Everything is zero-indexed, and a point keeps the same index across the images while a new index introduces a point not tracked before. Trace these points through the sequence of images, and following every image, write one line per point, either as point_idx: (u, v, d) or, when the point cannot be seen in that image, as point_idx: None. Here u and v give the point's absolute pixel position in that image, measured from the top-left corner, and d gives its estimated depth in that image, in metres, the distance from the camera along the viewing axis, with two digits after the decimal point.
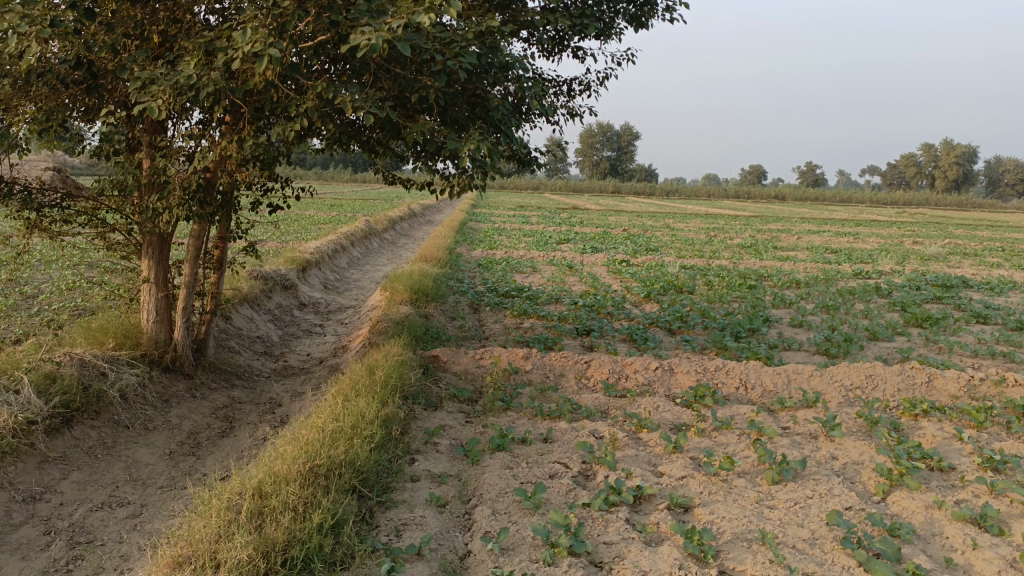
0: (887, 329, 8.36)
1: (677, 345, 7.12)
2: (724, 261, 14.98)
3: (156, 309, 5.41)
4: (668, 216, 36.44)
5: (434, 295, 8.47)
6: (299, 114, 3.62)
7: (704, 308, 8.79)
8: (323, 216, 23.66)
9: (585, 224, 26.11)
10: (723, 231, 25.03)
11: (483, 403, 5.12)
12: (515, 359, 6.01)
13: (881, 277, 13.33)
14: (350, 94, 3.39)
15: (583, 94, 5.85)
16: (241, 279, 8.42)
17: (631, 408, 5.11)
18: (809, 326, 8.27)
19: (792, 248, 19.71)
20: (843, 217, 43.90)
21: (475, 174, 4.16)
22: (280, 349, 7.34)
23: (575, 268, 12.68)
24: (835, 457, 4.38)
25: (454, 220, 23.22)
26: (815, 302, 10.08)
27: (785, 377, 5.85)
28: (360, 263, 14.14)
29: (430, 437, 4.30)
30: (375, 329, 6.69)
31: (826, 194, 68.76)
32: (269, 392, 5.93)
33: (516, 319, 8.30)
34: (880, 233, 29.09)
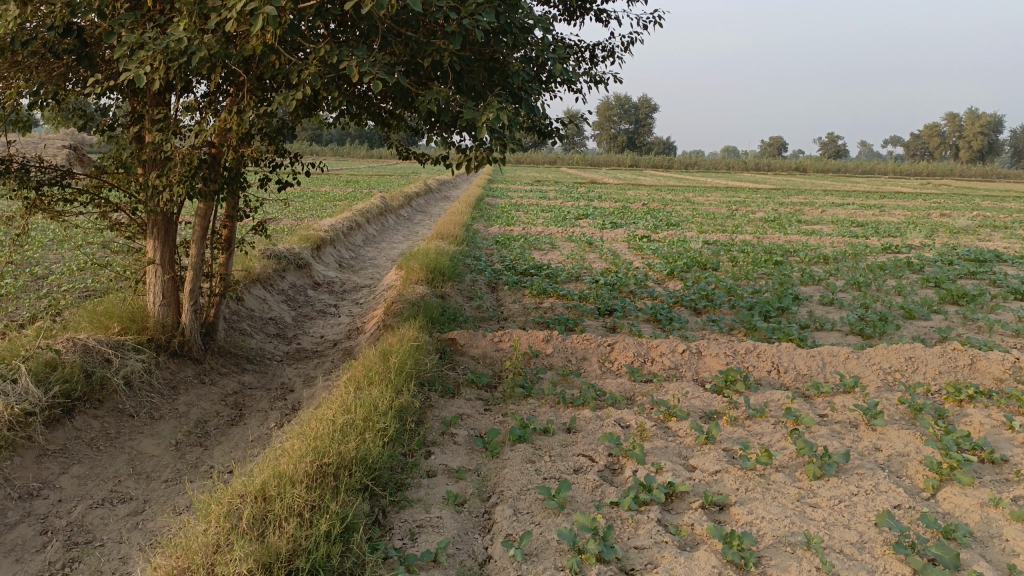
0: (922, 306, 8.01)
1: (704, 325, 6.83)
2: (748, 236, 14.59)
3: (162, 292, 5.19)
4: (688, 190, 35.87)
5: (451, 274, 8.23)
6: (303, 85, 3.34)
7: (731, 286, 8.47)
8: (339, 192, 23.46)
9: (604, 199, 25.69)
10: (745, 205, 24.54)
11: (502, 390, 4.88)
12: (535, 342, 5.75)
13: (911, 251, 12.90)
14: (356, 60, 3.11)
15: (607, 61, 5.53)
16: (254, 258, 8.21)
17: (658, 395, 4.85)
18: (841, 304, 7.94)
19: (816, 221, 19.24)
20: (866, 189, 43.09)
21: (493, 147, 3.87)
22: (293, 331, 7.13)
23: (595, 245, 12.38)
24: (878, 449, 4.10)
25: (471, 195, 22.91)
26: (844, 278, 9.73)
27: (819, 360, 5.56)
28: (375, 241, 13.90)
29: (447, 427, 4.07)
30: (391, 311, 6.46)
31: (849, 166, 67.58)
32: (280, 376, 5.73)
33: (535, 299, 8.04)
34: (906, 206, 28.39)
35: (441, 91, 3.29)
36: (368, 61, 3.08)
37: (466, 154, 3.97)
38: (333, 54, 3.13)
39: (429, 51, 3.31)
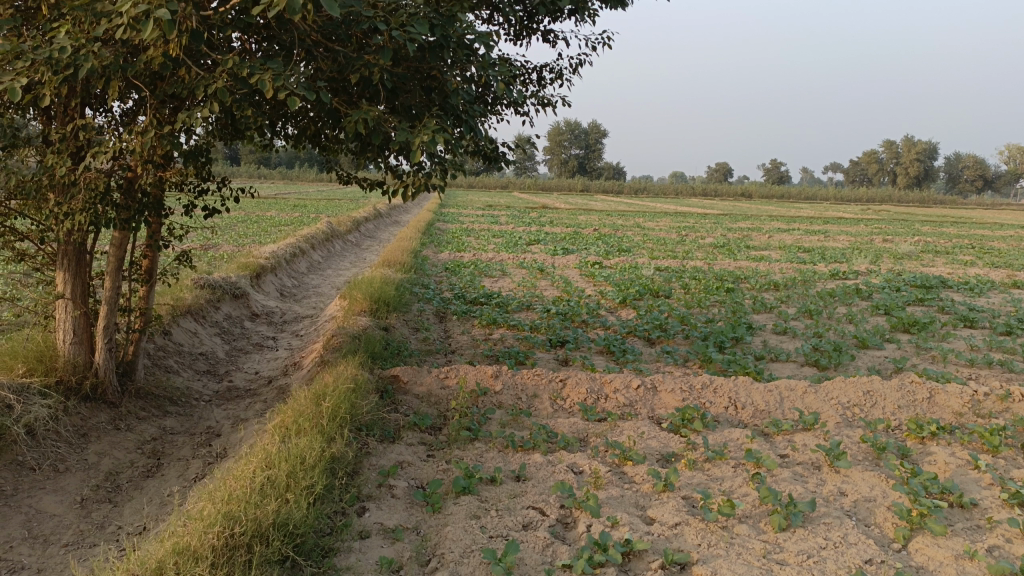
0: (875, 335, 7.94)
1: (658, 357, 6.61)
2: (699, 262, 14.55)
3: (73, 329, 4.75)
4: (638, 214, 36.11)
5: (396, 304, 7.87)
6: (213, 100, 3.02)
7: (684, 315, 8.30)
8: (285, 217, 22.87)
9: (555, 223, 25.61)
10: (695, 231, 24.70)
11: (447, 432, 4.54)
12: (483, 378, 5.44)
13: (859, 278, 12.98)
14: (274, 74, 2.79)
15: (556, 83, 5.32)
16: (185, 289, 7.74)
17: (613, 436, 4.57)
18: (794, 332, 7.82)
19: (765, 247, 19.39)
20: (810, 214, 44.04)
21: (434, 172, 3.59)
22: (224, 367, 6.70)
23: (546, 272, 12.15)
24: (844, 495, 3.89)
25: (421, 220, 22.58)
26: (796, 305, 9.65)
27: (777, 395, 5.37)
28: (320, 268, 13.44)
29: (385, 478, 3.71)
30: (329, 346, 6.08)
31: (793, 192, 69.19)
32: (207, 419, 5.31)
33: (485, 329, 7.73)
34: (850, 232, 28.97)
35: (372, 110, 3.00)
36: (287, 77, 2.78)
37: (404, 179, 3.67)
38: (248, 68, 2.82)
39: (358, 67, 3.02)
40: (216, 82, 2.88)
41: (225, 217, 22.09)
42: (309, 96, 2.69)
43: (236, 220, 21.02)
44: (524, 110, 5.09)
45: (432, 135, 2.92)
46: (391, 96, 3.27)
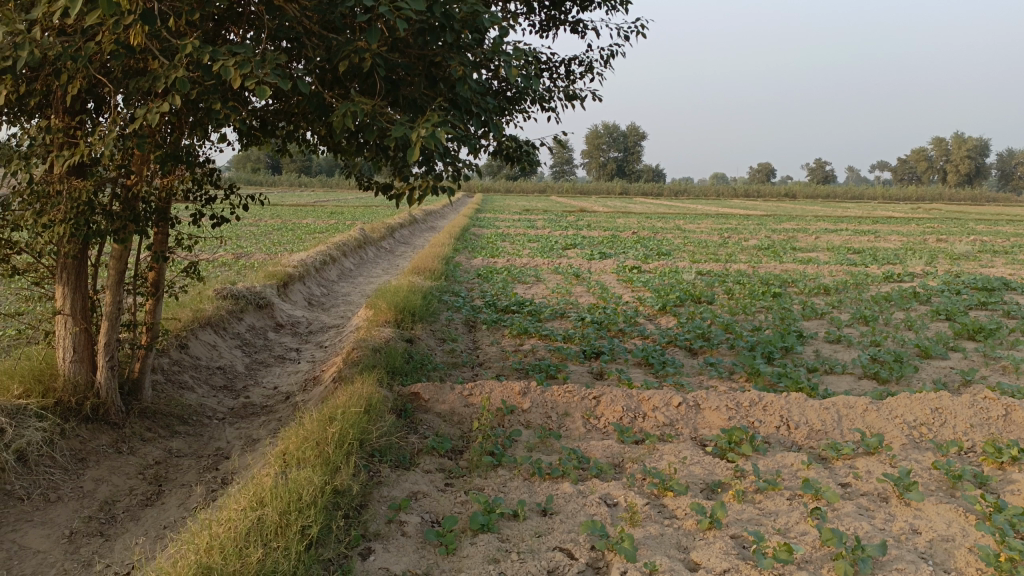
0: (938, 343, 7.34)
1: (700, 369, 6.13)
2: (743, 265, 13.95)
3: (74, 346, 4.50)
4: (680, 216, 35.36)
5: (423, 313, 7.51)
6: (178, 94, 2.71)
7: (728, 322, 7.79)
8: (321, 224, 22.83)
9: (593, 227, 25.15)
10: (737, 232, 24.01)
11: (467, 458, 4.15)
12: (510, 395, 5.03)
13: (914, 280, 12.28)
14: (241, 59, 2.46)
15: (586, 76, 4.91)
16: (205, 300, 7.50)
17: (651, 461, 4.13)
18: (849, 341, 7.25)
19: (813, 249, 18.58)
20: (856, 215, 42.79)
21: (443, 170, 3.21)
22: (243, 381, 6.42)
23: (582, 277, 11.71)
24: (917, 532, 3.40)
25: (456, 225, 22.31)
26: (849, 311, 9.06)
27: (834, 414, 4.87)
28: (352, 276, 13.18)
29: (394, 513, 3.33)
30: (348, 360, 5.74)
31: (838, 191, 67.56)
32: (217, 439, 5.00)
33: (515, 339, 7.33)
34: (902, 232, 27.85)
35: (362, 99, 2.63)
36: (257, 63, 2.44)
37: (410, 178, 3.31)
38: (215, 53, 2.49)
39: (345, 52, 2.68)
40: (173, 71, 2.55)
41: (262, 225, 22.08)
42: (282, 84, 2.35)
43: (272, 228, 20.99)
44: (550, 105, 4.70)
45: (431, 126, 2.53)
46: (390, 86, 2.91)
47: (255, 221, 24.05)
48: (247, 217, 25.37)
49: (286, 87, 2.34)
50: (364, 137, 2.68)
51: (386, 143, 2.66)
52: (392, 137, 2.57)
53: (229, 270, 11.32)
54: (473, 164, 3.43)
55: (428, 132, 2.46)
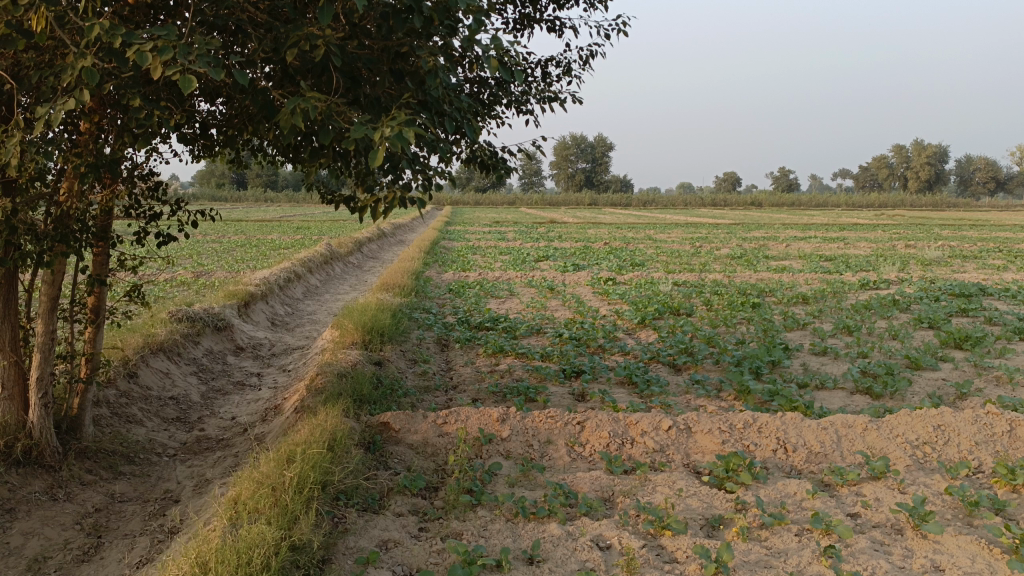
0: (926, 353, 7.12)
1: (687, 388, 5.82)
2: (718, 274, 13.77)
3: (3, 382, 4.03)
4: (650, 226, 35.26)
5: (392, 333, 7.11)
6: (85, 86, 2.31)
7: (710, 335, 7.50)
8: (287, 240, 22.29)
9: (564, 238, 24.92)
10: (708, 241, 23.95)
11: (443, 497, 3.75)
12: (488, 423, 4.66)
13: (891, 288, 12.16)
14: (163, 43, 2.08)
15: (563, 78, 4.60)
16: (158, 324, 7.03)
17: (645, 495, 3.78)
18: (836, 352, 7.00)
19: (786, 257, 18.42)
20: (822, 222, 43.22)
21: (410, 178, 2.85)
22: (199, 410, 5.98)
23: (556, 290, 11.39)
24: (940, 569, 3.10)
25: (425, 238, 21.93)
26: (831, 321, 8.85)
27: (833, 434, 4.60)
28: (317, 293, 12.70)
29: (362, 569, 2.93)
30: (312, 387, 5.33)
31: (804, 199, 68.39)
32: (167, 480, 4.56)
33: (491, 358, 6.96)
34: (871, 239, 27.97)
35: (314, 94, 2.26)
36: (181, 48, 2.06)
37: (372, 186, 2.95)
38: (128, 36, 2.10)
39: (294, 39, 2.32)
40: (79, 60, 2.15)
41: (225, 242, 21.44)
42: (214, 73, 1.98)
43: (235, 245, 20.43)
44: (526, 110, 4.38)
45: (397, 126, 2.17)
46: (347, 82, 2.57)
47: (219, 237, 23.42)
48: (210, 234, 24.69)
49: (219, 77, 1.97)
50: (318, 139, 2.32)
51: (343, 146, 2.29)
52: (351, 137, 2.21)
53: (188, 290, 10.81)
54: (443, 171, 3.08)
55: (393, 132, 2.10)
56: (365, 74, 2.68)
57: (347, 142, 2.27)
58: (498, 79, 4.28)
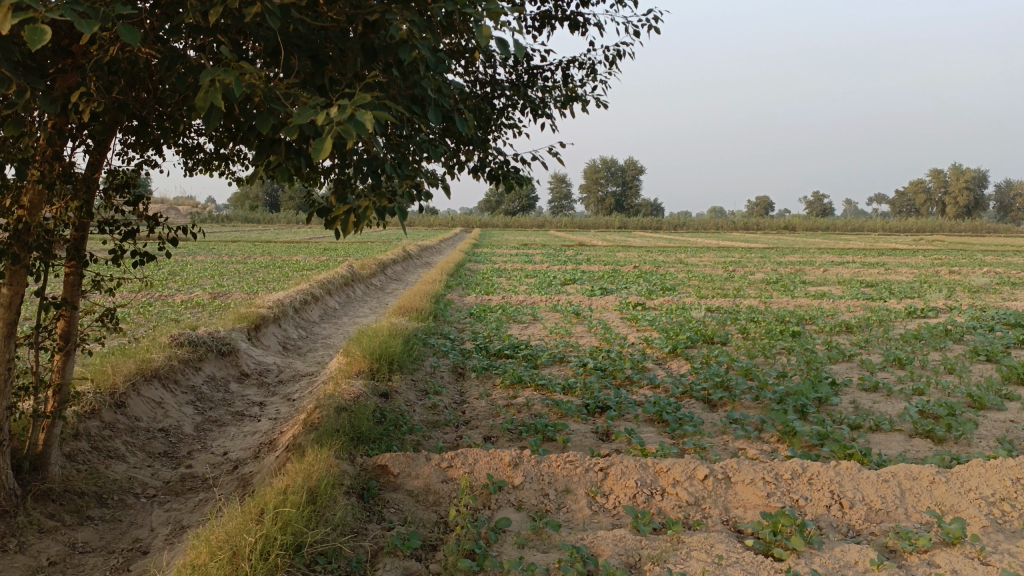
0: (990, 391, 6.42)
1: (725, 428, 5.21)
2: (753, 300, 13.11)
3: None
4: (682, 250, 34.44)
5: (403, 360, 6.62)
6: None
7: (748, 368, 6.88)
8: (310, 261, 22.01)
9: (592, 261, 24.39)
10: (742, 266, 23.24)
11: (440, 559, 3.21)
12: (499, 468, 4.12)
13: (940, 317, 11.42)
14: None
15: (587, 80, 4.11)
16: (155, 349, 6.64)
17: (678, 561, 3.21)
18: (888, 390, 6.36)
19: (825, 283, 17.61)
20: (859, 246, 42.12)
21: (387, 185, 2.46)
22: (191, 444, 5.52)
23: (582, 315, 10.84)
24: None
25: (450, 261, 21.52)
26: (880, 352, 8.18)
27: (895, 488, 4.00)
28: (335, 316, 12.27)
29: None
30: (308, 421, 4.84)
31: (838, 223, 67.10)
32: (139, 527, 4.10)
33: (508, 390, 6.42)
34: (914, 265, 26.89)
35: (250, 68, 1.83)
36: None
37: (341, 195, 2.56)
38: None
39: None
40: None
41: (248, 264, 21.25)
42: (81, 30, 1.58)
43: (259, 266, 20.18)
44: (544, 116, 3.90)
45: (351, 112, 1.70)
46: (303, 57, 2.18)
47: (244, 258, 23.24)
48: (235, 256, 24.56)
49: (85, 31, 1.66)
50: (256, 125, 1.88)
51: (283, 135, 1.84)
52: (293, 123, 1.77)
53: (201, 313, 10.46)
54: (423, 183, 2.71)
55: (341, 117, 1.66)
56: (330, 51, 2.25)
57: (291, 131, 1.83)
58: (513, 82, 3.82)
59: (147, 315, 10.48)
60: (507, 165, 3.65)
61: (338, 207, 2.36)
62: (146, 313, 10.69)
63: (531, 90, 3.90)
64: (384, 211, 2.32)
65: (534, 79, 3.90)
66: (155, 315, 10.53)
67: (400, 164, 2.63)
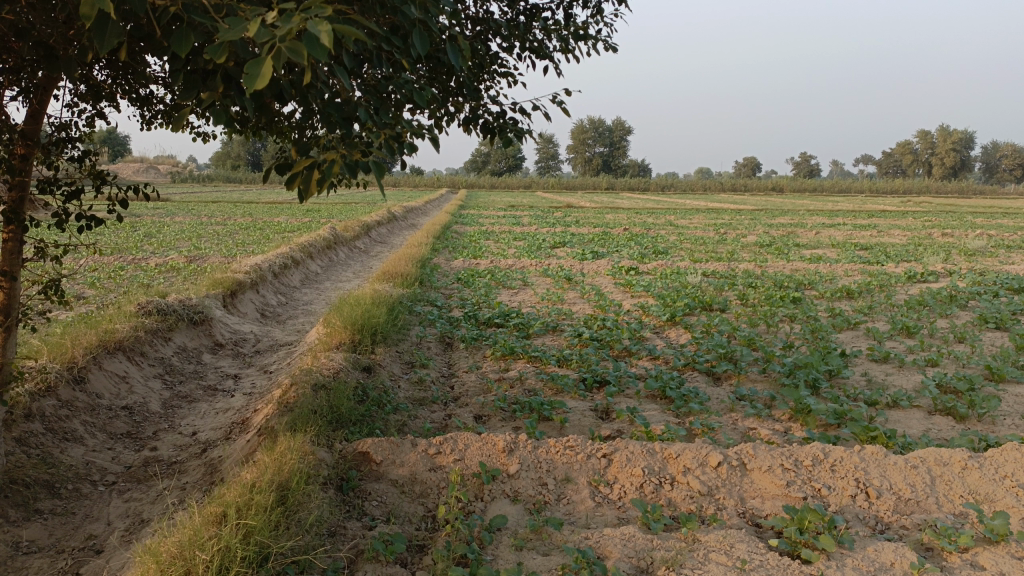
0: (1006, 363, 6.09)
1: (733, 405, 4.85)
2: (749, 264, 12.76)
3: None
4: (671, 212, 34.06)
5: (387, 330, 6.22)
6: None
7: (751, 337, 6.51)
8: (291, 223, 21.43)
9: (581, 223, 23.97)
10: (732, 228, 22.88)
11: (429, 565, 2.84)
12: (492, 455, 3.74)
13: (940, 281, 11.12)
14: None
15: (592, 21, 3.66)
16: (119, 320, 6.18)
17: (696, 565, 2.86)
18: (900, 361, 6.03)
19: (818, 245, 17.29)
20: (847, 208, 41.93)
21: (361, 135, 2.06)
22: (157, 423, 5.10)
23: (574, 280, 10.45)
24: None
25: (436, 223, 21.01)
26: (886, 320, 7.85)
27: (925, 475, 3.67)
28: (317, 281, 11.81)
29: None
30: (283, 401, 4.44)
31: (825, 184, 66.88)
32: (94, 521, 3.70)
33: (499, 362, 6.04)
34: (905, 226, 26.58)
35: None
36: None
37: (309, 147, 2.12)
38: None
39: None
40: None
41: (228, 225, 20.63)
42: None
43: (238, 228, 19.59)
44: (544, 60, 3.46)
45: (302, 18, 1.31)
46: None
47: (223, 219, 22.61)
48: (215, 217, 23.91)
49: None
50: (170, 49, 1.55)
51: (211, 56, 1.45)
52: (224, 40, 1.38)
53: (176, 278, 9.96)
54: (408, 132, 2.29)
55: (284, 33, 1.27)
56: None
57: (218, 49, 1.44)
58: (509, 22, 3.37)
59: (118, 281, 9.98)
60: (503, 115, 3.21)
61: (299, 161, 1.90)
62: (116, 278, 10.18)
63: (530, 31, 3.45)
64: (355, 167, 1.89)
65: (533, 19, 3.45)
66: (126, 280, 10.03)
67: (378, 110, 2.22)
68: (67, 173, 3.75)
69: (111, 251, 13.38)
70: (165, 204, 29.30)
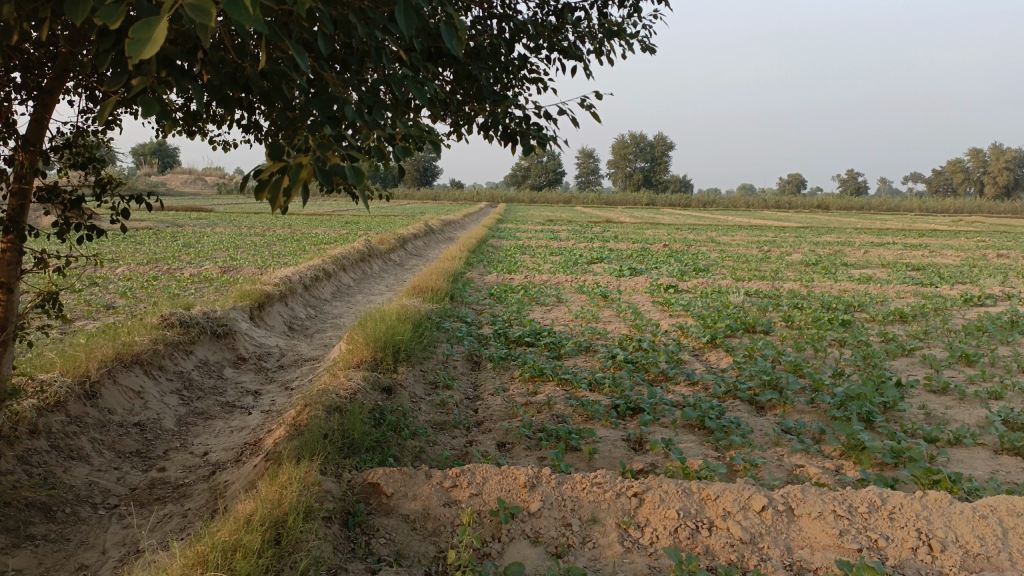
0: None
1: (778, 439, 4.46)
2: (794, 284, 12.27)
3: None
4: (713, 229, 33.44)
5: (411, 348, 5.96)
6: None
7: (797, 363, 6.10)
8: (328, 234, 21.43)
9: (620, 239, 23.58)
10: (777, 246, 22.27)
11: None
12: (512, 490, 3.43)
13: (1000, 305, 10.52)
14: None
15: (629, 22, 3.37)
16: (139, 332, 6.03)
17: None
18: (961, 393, 5.58)
19: (867, 265, 16.67)
20: (895, 227, 40.79)
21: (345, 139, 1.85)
22: (169, 442, 4.90)
23: (610, 297, 10.10)
24: None
25: (472, 236, 20.82)
26: (944, 347, 7.36)
27: (998, 526, 3.25)
28: (349, 294, 11.65)
29: None
30: (294, 424, 4.20)
31: (873, 202, 65.34)
32: (89, 548, 3.48)
33: (528, 384, 5.74)
34: (958, 246, 25.61)
35: None
36: None
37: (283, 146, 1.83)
38: None
39: None
40: None
41: (266, 236, 20.72)
42: None
43: (276, 239, 19.64)
44: (574, 62, 3.17)
45: None
46: None
47: (263, 230, 22.74)
48: (255, 228, 24.06)
49: None
50: (65, 15, 1.40)
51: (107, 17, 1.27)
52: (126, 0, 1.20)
53: (206, 289, 9.87)
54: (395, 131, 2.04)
55: None
56: None
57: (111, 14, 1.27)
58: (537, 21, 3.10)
59: (149, 291, 9.92)
60: (525, 120, 2.93)
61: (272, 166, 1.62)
62: (148, 289, 10.13)
63: (561, 31, 3.18)
64: (330, 176, 1.61)
65: (564, 18, 3.17)
66: (158, 291, 9.97)
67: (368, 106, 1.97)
68: (70, 183, 3.58)
69: (148, 261, 13.42)
70: (206, 214, 29.67)
